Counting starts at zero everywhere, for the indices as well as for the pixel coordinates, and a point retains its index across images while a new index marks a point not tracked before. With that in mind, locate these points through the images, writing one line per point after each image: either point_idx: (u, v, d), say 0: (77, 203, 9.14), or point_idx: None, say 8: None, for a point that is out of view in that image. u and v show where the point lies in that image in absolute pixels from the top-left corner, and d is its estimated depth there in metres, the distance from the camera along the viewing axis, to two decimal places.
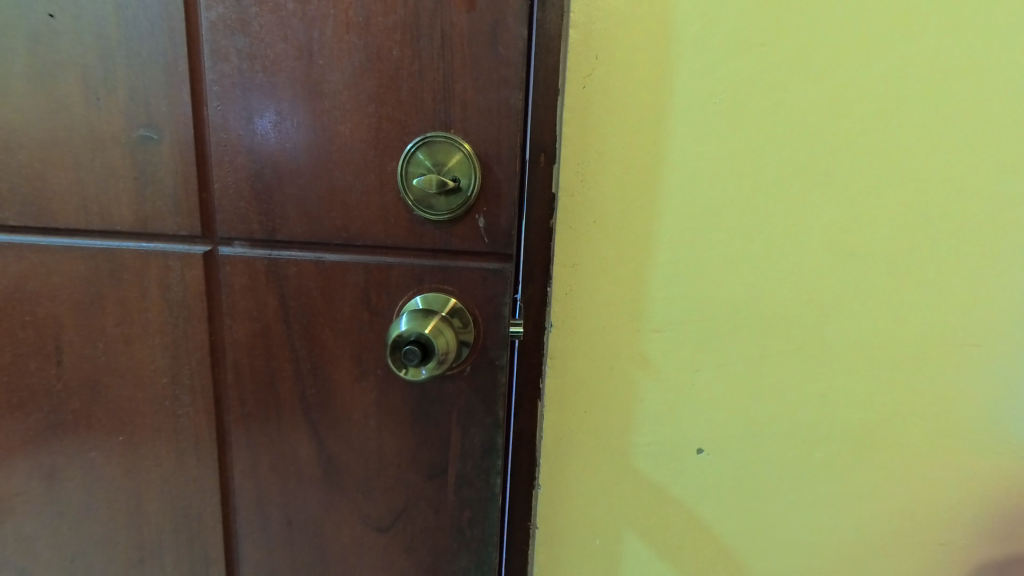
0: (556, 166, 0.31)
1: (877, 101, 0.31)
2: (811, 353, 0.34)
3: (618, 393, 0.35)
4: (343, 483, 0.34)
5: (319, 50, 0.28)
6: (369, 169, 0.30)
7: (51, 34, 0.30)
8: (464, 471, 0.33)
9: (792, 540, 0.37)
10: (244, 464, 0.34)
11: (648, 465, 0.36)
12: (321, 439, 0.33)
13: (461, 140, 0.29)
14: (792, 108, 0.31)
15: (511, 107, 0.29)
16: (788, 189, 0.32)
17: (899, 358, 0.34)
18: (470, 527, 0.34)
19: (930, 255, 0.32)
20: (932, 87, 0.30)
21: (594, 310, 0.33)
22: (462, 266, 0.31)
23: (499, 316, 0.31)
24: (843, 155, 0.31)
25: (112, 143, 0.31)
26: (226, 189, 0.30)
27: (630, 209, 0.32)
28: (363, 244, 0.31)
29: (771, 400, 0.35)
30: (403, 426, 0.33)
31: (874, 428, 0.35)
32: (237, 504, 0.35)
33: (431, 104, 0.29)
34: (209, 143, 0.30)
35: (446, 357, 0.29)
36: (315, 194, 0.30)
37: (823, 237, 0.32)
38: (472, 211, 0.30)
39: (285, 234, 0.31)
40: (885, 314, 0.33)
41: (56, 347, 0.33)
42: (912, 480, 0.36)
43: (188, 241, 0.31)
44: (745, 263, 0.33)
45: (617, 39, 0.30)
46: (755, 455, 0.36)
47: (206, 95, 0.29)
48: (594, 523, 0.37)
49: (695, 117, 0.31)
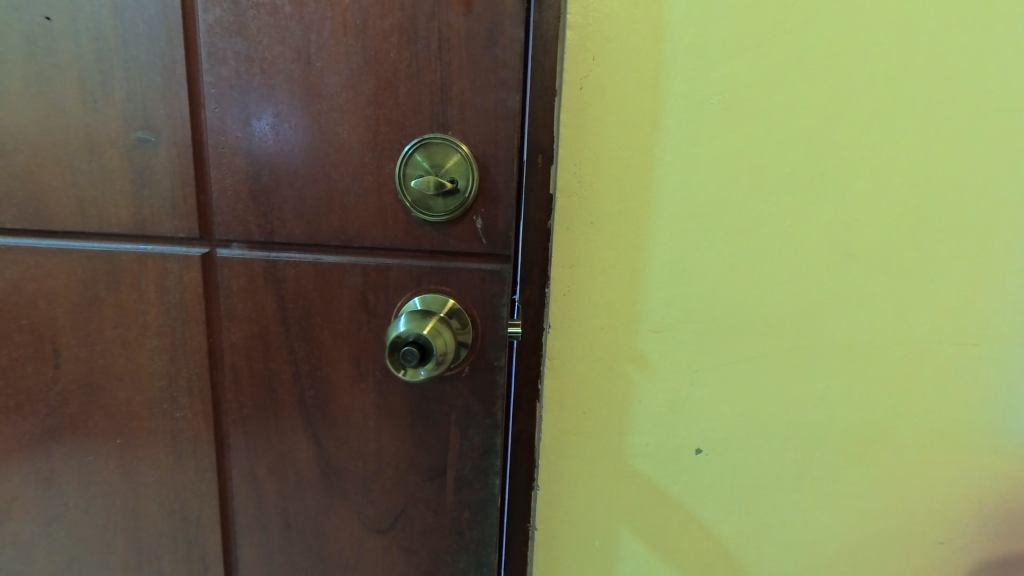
0: (554, 167, 0.32)
1: (872, 102, 0.31)
2: (808, 352, 0.34)
3: (617, 393, 0.35)
4: (341, 485, 0.34)
5: (317, 52, 0.28)
6: (367, 171, 0.30)
7: (48, 37, 0.30)
8: (463, 472, 0.33)
9: (789, 539, 0.37)
10: (242, 466, 0.34)
11: (647, 465, 0.36)
12: (319, 441, 0.33)
13: (458, 141, 0.29)
14: (788, 110, 0.31)
15: (509, 108, 0.29)
16: (784, 189, 0.32)
17: (895, 357, 0.34)
18: (470, 528, 0.34)
19: (925, 255, 0.33)
20: (926, 88, 0.31)
21: (592, 311, 0.33)
22: (460, 267, 0.31)
23: (497, 317, 0.31)
24: (838, 156, 0.32)
25: (110, 146, 0.30)
26: (224, 191, 0.30)
27: (627, 209, 0.32)
28: (361, 246, 0.31)
29: (769, 399, 0.35)
30: (402, 427, 0.33)
31: (871, 426, 0.35)
32: (235, 507, 0.35)
33: (429, 106, 0.29)
34: (207, 145, 0.30)
35: (445, 359, 0.29)
36: (313, 196, 0.30)
37: (819, 237, 0.33)
38: (470, 212, 0.30)
39: (283, 236, 0.31)
40: (881, 313, 0.33)
41: (53, 350, 0.33)
42: (909, 478, 0.36)
43: (186, 244, 0.31)
44: (742, 262, 0.33)
45: (614, 40, 0.30)
46: (753, 455, 0.36)
47: (204, 97, 0.29)
48: (593, 523, 0.37)
49: (692, 118, 0.31)
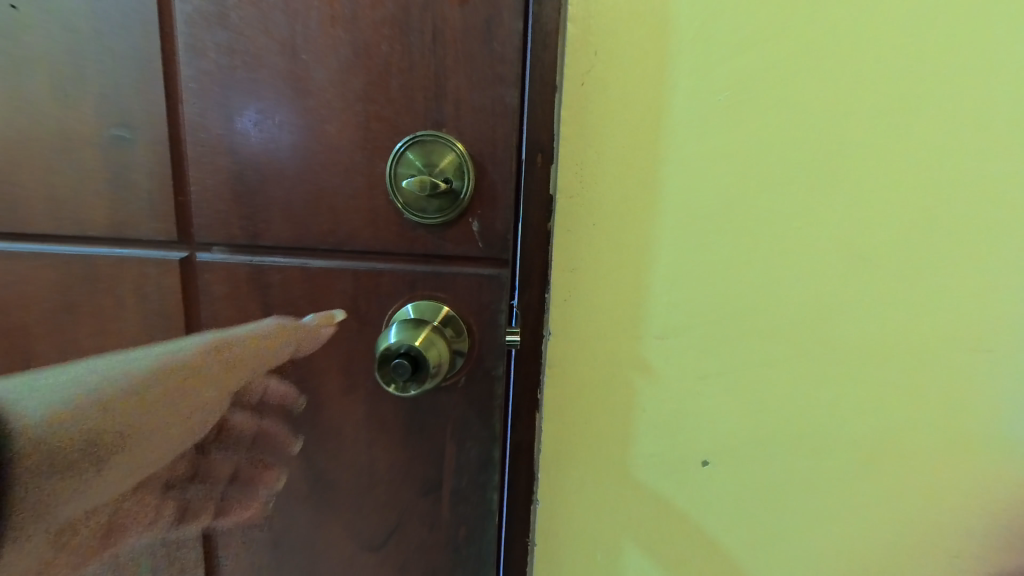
0: (553, 167, 0.30)
1: (886, 99, 0.30)
2: (817, 359, 0.33)
3: (619, 402, 0.34)
4: (331, 499, 0.32)
5: (303, 44, 0.27)
6: (357, 169, 0.28)
7: (16, 26, 0.28)
8: (460, 487, 0.32)
9: (796, 550, 0.36)
10: (226, 480, 0.33)
11: (650, 477, 0.35)
12: (308, 454, 0.32)
13: (453, 140, 0.27)
14: (797, 108, 0.30)
15: (507, 105, 0.27)
16: (791, 190, 0.31)
17: (905, 363, 0.33)
18: (467, 545, 0.33)
19: (937, 257, 0.31)
20: (944, 83, 0.29)
21: (594, 317, 0.32)
22: (456, 272, 0.29)
23: (495, 324, 0.30)
24: (850, 155, 0.30)
25: (84, 143, 0.29)
26: (206, 191, 0.29)
27: (631, 212, 0.31)
28: (350, 250, 0.29)
29: (777, 408, 0.34)
30: (395, 439, 0.31)
31: (880, 434, 0.34)
32: (219, 524, 0.33)
33: (422, 103, 0.27)
34: (187, 142, 0.28)
35: (439, 369, 0.28)
36: (301, 197, 0.28)
37: (827, 239, 0.31)
38: (466, 214, 0.28)
39: (269, 239, 0.29)
40: (890, 318, 0.32)
41: (23, 360, 0.31)
42: (918, 487, 0.35)
43: (165, 247, 0.29)
44: (750, 266, 0.32)
45: (617, 34, 0.29)
46: (760, 464, 0.35)
47: (183, 92, 0.28)
48: (595, 536, 0.36)
49: (698, 117, 0.30)
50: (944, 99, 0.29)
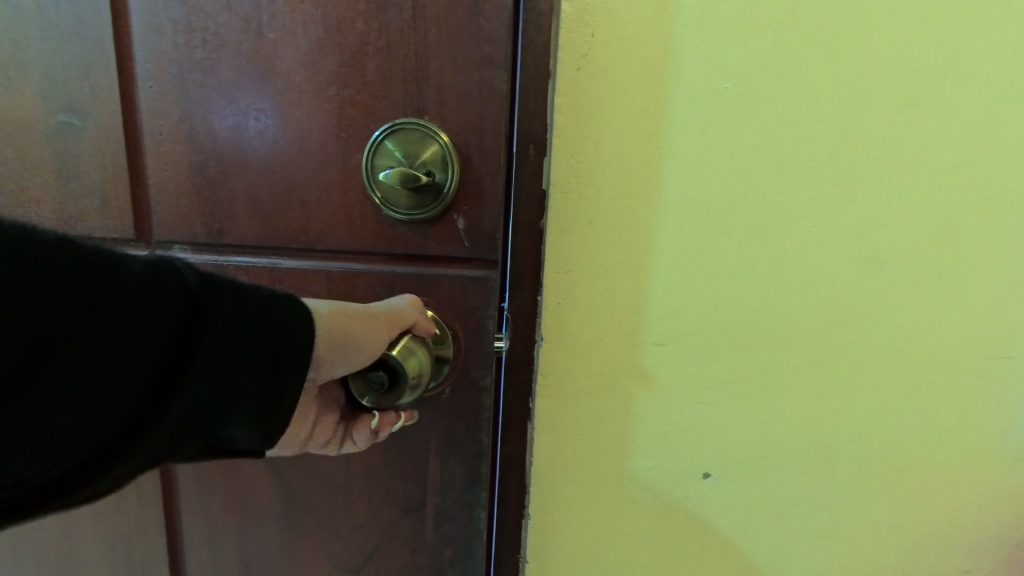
0: (547, 160, 0.27)
1: (920, 82, 0.26)
2: (831, 368, 0.30)
3: (616, 413, 0.31)
4: (306, 518, 0.30)
5: (269, 21, 0.24)
6: (330, 161, 0.25)
7: None
8: (445, 505, 0.30)
9: (801, 568, 0.34)
10: (192, 499, 0.30)
11: (646, 491, 0.33)
12: (280, 470, 0.29)
13: (436, 128, 0.25)
14: (813, 94, 0.27)
15: (495, 89, 0.25)
16: (809, 184, 0.28)
17: (924, 374, 0.30)
18: (452, 567, 0.31)
19: (966, 257, 0.28)
20: (979, 64, 0.26)
21: (590, 323, 0.30)
22: (440, 273, 0.27)
23: (482, 331, 0.27)
24: (878, 145, 0.27)
25: (28, 130, 0.26)
26: (164, 183, 0.26)
27: (629, 208, 0.28)
28: (324, 249, 0.26)
29: (782, 419, 0.31)
30: (374, 454, 0.29)
31: (894, 449, 0.31)
32: (185, 545, 0.31)
33: (401, 86, 0.25)
34: (142, 129, 0.26)
35: (417, 382, 0.25)
36: (268, 190, 0.26)
37: (849, 240, 0.28)
38: (450, 211, 0.26)
39: (234, 237, 0.26)
40: (910, 325, 0.29)
41: None
42: (934, 504, 0.32)
43: (120, 245, 0.27)
44: (756, 268, 0.29)
45: (615, 16, 0.26)
46: (764, 478, 0.32)
47: (136, 74, 0.25)
48: (589, 554, 0.34)
49: (702, 105, 0.27)
50: (979, 82, 0.26)
